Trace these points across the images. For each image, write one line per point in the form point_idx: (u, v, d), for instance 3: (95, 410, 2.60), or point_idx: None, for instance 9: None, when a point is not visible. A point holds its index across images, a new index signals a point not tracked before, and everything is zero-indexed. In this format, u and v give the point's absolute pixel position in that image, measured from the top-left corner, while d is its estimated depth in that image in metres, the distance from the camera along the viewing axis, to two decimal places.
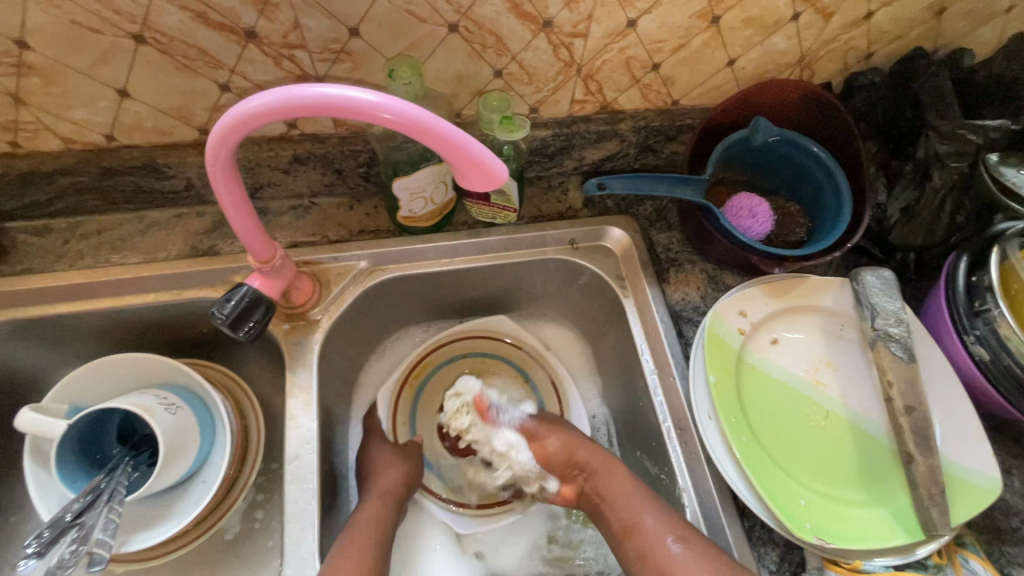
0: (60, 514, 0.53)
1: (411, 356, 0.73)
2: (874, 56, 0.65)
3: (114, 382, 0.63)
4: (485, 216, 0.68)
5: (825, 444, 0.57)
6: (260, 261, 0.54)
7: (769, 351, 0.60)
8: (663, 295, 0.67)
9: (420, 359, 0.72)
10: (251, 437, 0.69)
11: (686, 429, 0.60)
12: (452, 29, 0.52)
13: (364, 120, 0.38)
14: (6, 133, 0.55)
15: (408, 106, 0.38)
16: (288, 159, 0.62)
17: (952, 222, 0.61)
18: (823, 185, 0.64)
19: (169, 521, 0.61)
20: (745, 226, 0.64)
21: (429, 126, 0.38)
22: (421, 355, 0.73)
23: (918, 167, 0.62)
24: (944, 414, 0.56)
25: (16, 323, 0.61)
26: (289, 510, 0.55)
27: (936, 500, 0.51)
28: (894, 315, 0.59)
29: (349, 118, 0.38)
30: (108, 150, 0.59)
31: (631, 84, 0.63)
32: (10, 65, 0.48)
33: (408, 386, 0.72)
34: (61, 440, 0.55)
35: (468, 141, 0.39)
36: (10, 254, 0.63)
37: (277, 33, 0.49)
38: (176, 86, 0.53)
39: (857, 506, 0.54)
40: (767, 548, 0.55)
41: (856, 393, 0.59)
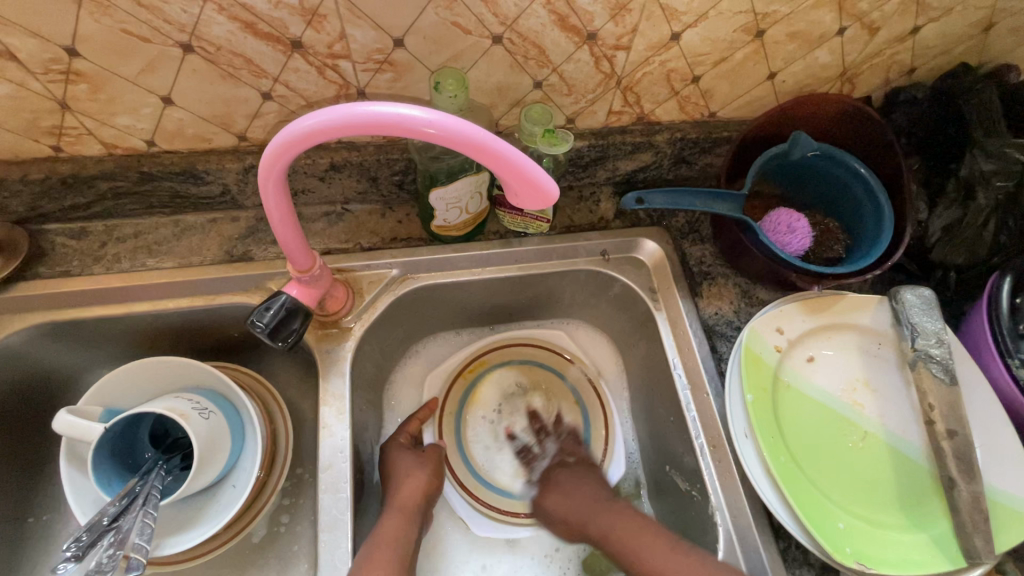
0: (97, 518, 0.54)
1: (467, 354, 0.75)
2: (917, 70, 0.64)
3: (148, 386, 0.64)
4: (517, 226, 0.67)
5: (863, 465, 0.56)
6: (300, 270, 0.54)
7: (805, 368, 0.60)
8: (696, 308, 0.67)
9: (474, 357, 0.75)
10: (280, 442, 0.69)
11: (720, 446, 0.60)
12: (496, 41, 0.52)
13: (420, 138, 0.38)
14: (50, 137, 0.55)
15: (464, 124, 0.38)
16: (325, 167, 0.62)
17: (995, 241, 0.60)
18: (863, 201, 0.63)
19: (201, 525, 0.61)
20: (783, 242, 0.63)
21: (484, 145, 0.38)
22: (477, 353, 0.75)
23: (962, 184, 0.61)
24: (986, 438, 0.55)
25: (53, 325, 0.61)
26: (323, 519, 0.55)
27: (979, 527, 0.50)
28: (935, 335, 0.58)
29: (404, 135, 0.38)
30: (148, 155, 0.59)
31: (669, 96, 0.62)
32: (59, 72, 0.49)
33: (461, 381, 0.73)
34: (98, 443, 0.56)
35: (523, 161, 0.38)
36: (48, 256, 0.63)
37: (323, 43, 0.49)
38: (220, 94, 0.53)
39: (897, 530, 0.53)
40: (802, 569, 0.55)
41: (895, 414, 0.58)
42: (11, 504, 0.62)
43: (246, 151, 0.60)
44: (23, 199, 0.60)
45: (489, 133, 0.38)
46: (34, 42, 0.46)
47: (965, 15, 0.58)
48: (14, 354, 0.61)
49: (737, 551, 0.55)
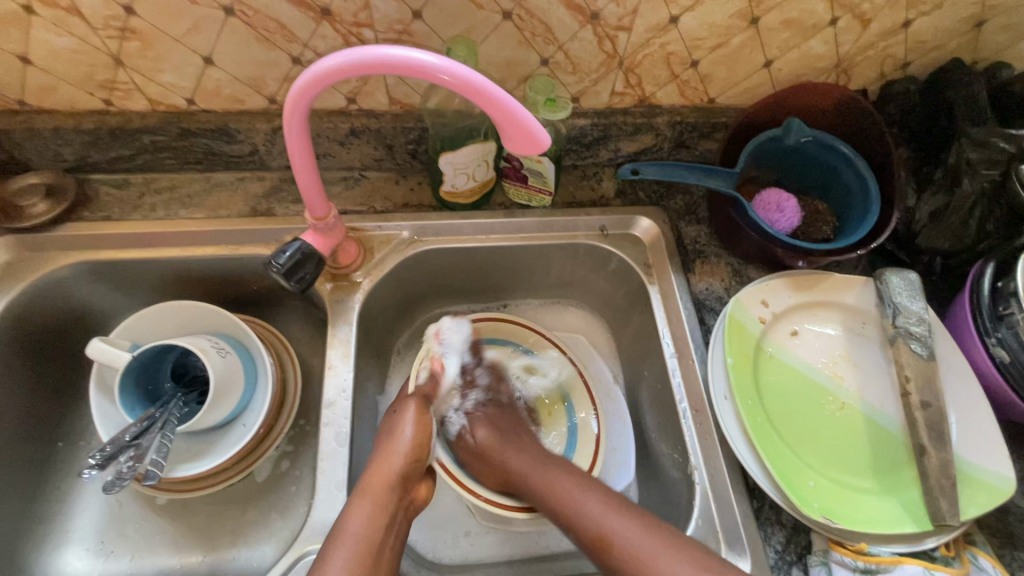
0: (120, 434, 0.59)
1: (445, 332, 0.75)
2: (910, 65, 0.66)
3: (169, 326, 0.69)
4: (522, 197, 0.73)
5: (840, 434, 0.58)
6: (316, 217, 0.58)
7: (789, 341, 0.62)
8: (687, 284, 0.70)
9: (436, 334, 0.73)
10: (288, 389, 0.73)
11: (702, 410, 0.62)
12: (506, 17, 0.57)
13: (432, 82, 0.43)
14: (103, 91, 0.61)
15: (469, 72, 0.42)
16: (346, 132, 0.67)
17: (981, 230, 0.62)
18: (853, 188, 0.66)
19: (212, 455, 0.67)
20: (772, 220, 0.66)
21: (485, 91, 0.42)
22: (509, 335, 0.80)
23: (949, 173, 0.63)
24: (961, 414, 0.57)
25: (93, 263, 0.67)
26: (323, 449, 0.59)
27: (947, 492, 0.52)
28: (917, 314, 0.60)
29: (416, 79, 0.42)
30: (187, 113, 0.65)
31: (669, 79, 0.66)
32: (117, 29, 0.55)
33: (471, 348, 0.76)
34: (124, 370, 0.61)
35: (520, 109, 0.42)
36: (92, 202, 0.70)
37: (349, 11, 0.55)
38: (255, 56, 0.59)
39: (867, 494, 0.55)
40: (774, 528, 0.56)
41: (873, 388, 0.60)
42: (43, 425, 0.68)
43: (275, 113, 0.66)
44: (73, 148, 0.66)
45: (490, 81, 0.42)
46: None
47: (955, 11, 0.61)
48: (58, 286, 0.67)
49: (711, 505, 0.57)
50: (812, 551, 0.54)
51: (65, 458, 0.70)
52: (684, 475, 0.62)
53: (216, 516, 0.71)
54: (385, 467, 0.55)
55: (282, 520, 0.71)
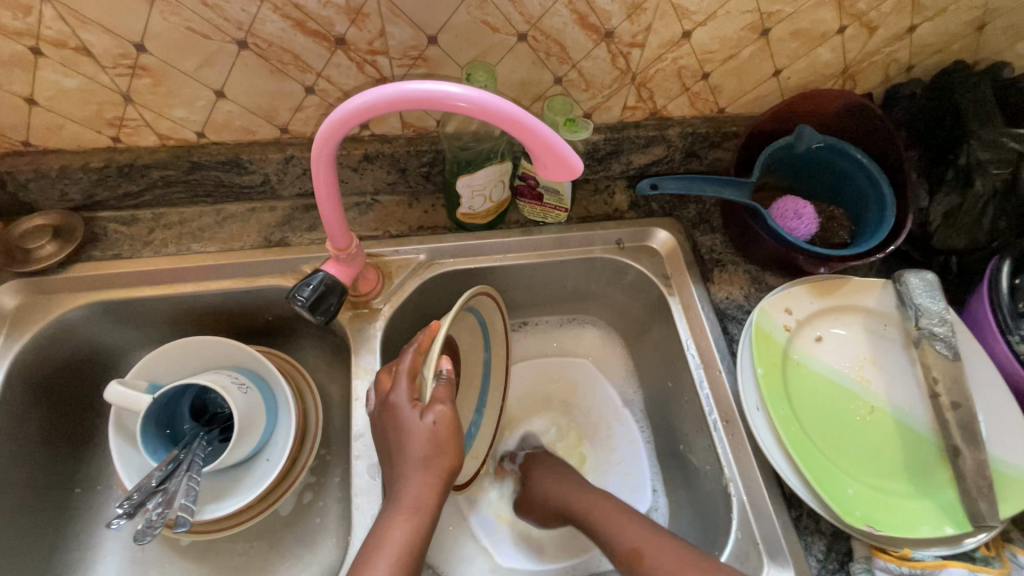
0: (145, 479, 0.57)
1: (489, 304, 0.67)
2: (915, 68, 0.67)
3: (187, 363, 0.68)
4: (536, 216, 0.72)
5: (871, 438, 0.58)
6: (338, 248, 0.58)
7: (814, 347, 0.63)
8: (708, 293, 0.70)
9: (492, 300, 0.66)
10: (310, 421, 0.72)
11: (732, 421, 0.62)
12: (521, 38, 0.57)
13: (465, 113, 0.42)
14: (111, 129, 0.60)
15: (503, 102, 0.41)
16: (359, 158, 0.67)
17: (993, 227, 0.63)
18: (867, 191, 0.66)
19: (238, 494, 0.65)
20: (791, 227, 0.66)
21: (519, 121, 0.41)
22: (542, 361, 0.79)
23: (960, 173, 0.64)
24: (990, 413, 0.57)
25: (106, 303, 0.66)
26: (356, 483, 0.58)
27: (984, 492, 0.53)
28: (939, 315, 0.60)
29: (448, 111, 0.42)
30: (198, 146, 0.64)
31: (681, 92, 0.66)
32: (127, 67, 0.54)
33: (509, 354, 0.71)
34: (145, 413, 0.60)
35: (555, 138, 0.42)
36: (101, 241, 0.68)
37: (364, 40, 0.54)
38: (268, 88, 0.58)
39: (904, 497, 0.55)
40: (814, 537, 0.56)
41: (901, 390, 0.61)
42: (60, 473, 0.66)
43: (287, 142, 0.65)
44: (81, 187, 0.65)
45: (523, 110, 0.41)
46: (108, 38, 0.51)
47: (958, 15, 0.62)
48: (71, 328, 0.65)
49: (750, 517, 0.57)
50: (854, 558, 0.55)
51: (84, 505, 0.68)
52: (718, 487, 0.62)
53: (243, 555, 0.69)
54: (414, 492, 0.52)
55: (311, 554, 0.70)
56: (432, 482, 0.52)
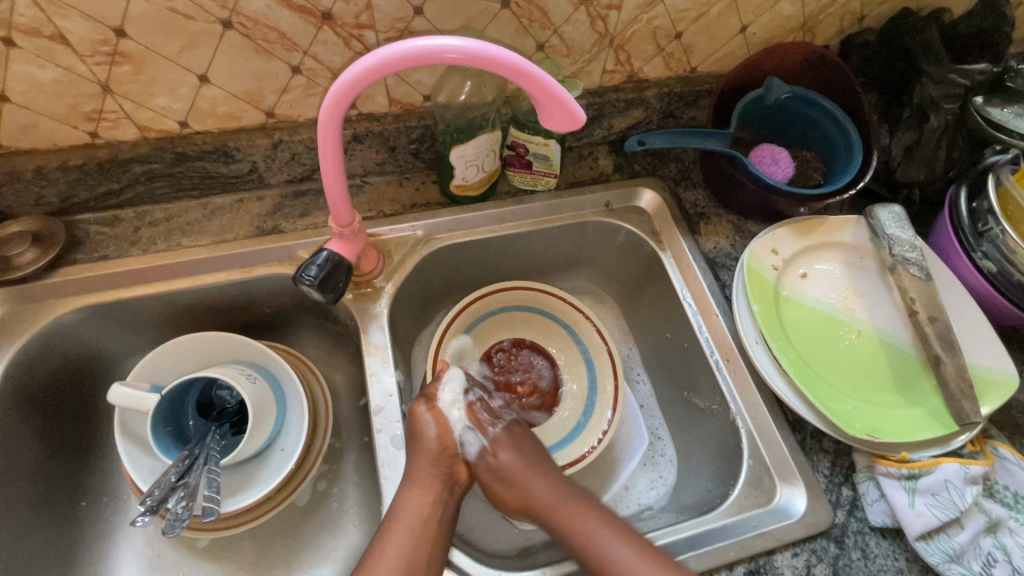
0: (164, 476, 0.56)
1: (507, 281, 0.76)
2: (866, 18, 0.72)
3: (189, 361, 0.66)
4: (527, 184, 0.74)
5: (861, 359, 0.63)
6: (341, 225, 0.58)
7: (800, 283, 0.67)
8: (697, 245, 0.73)
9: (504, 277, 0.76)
10: (320, 407, 0.72)
11: (733, 359, 0.66)
12: (504, 6, 0.58)
13: (476, 67, 0.43)
14: (90, 123, 0.58)
15: (510, 55, 0.43)
16: (348, 138, 0.67)
17: (949, 157, 0.69)
18: (833, 134, 0.71)
19: (256, 486, 0.65)
20: (769, 172, 0.70)
21: (526, 73, 0.43)
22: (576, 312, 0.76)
23: (916, 111, 0.69)
24: (962, 323, 0.62)
25: (98, 306, 0.63)
26: (381, 456, 0.59)
27: (966, 394, 0.58)
28: (909, 243, 0.66)
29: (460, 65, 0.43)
30: (181, 137, 0.62)
31: (656, 53, 0.69)
32: (105, 54, 0.52)
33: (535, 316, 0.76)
34: (153, 412, 0.58)
35: (561, 89, 0.44)
36: (84, 244, 0.66)
37: (350, 14, 0.54)
38: (254, 69, 0.57)
39: (896, 408, 0.60)
40: (819, 455, 0.60)
41: (882, 314, 0.65)
42: (65, 486, 0.64)
43: (274, 127, 0.64)
44: (59, 188, 0.62)
45: (528, 62, 0.43)
46: (85, 24, 0.50)
47: None
48: (62, 334, 0.63)
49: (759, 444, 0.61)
50: (857, 469, 0.59)
51: (92, 518, 0.65)
52: (727, 422, 0.65)
53: (265, 548, 0.68)
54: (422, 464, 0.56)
55: (334, 539, 0.70)
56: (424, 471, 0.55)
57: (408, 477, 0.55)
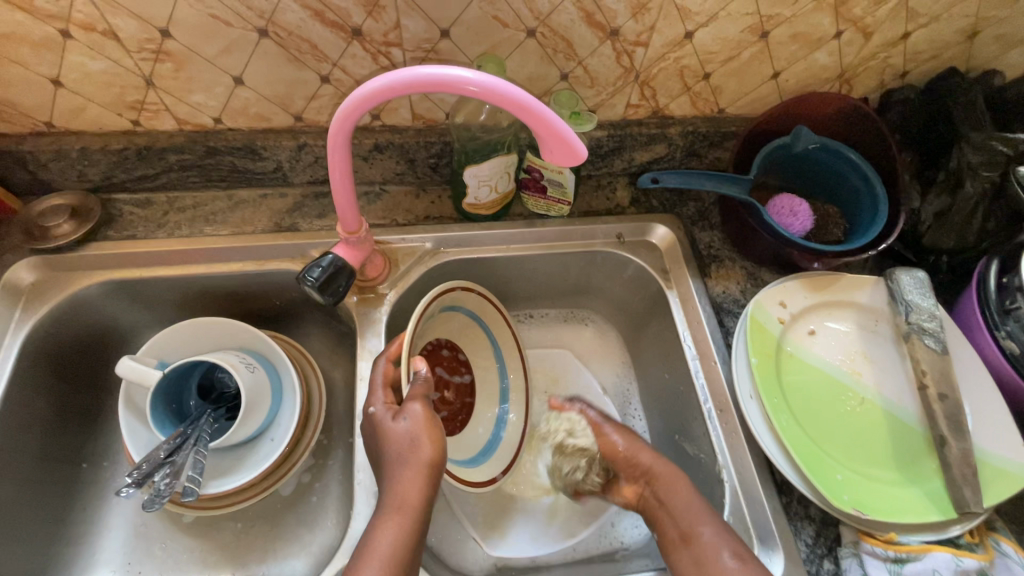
0: (154, 452, 0.59)
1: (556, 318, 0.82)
2: (909, 74, 0.70)
3: (197, 343, 0.70)
4: (540, 208, 0.74)
5: (862, 428, 0.60)
6: (348, 231, 0.60)
7: (807, 340, 0.64)
8: (705, 288, 0.72)
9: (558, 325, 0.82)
10: (314, 403, 0.73)
11: (726, 410, 0.64)
12: (530, 34, 0.59)
13: (481, 97, 0.44)
14: (132, 112, 0.62)
15: (515, 88, 0.43)
16: (369, 147, 0.69)
17: (983, 229, 0.65)
18: (860, 191, 0.69)
19: (241, 471, 0.67)
20: (786, 224, 0.68)
21: (530, 106, 0.43)
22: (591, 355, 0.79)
23: (951, 175, 0.66)
24: (976, 404, 0.59)
25: (119, 282, 0.67)
26: (359, 460, 0.60)
27: (969, 480, 0.54)
28: (928, 311, 0.62)
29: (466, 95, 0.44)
30: (214, 132, 0.66)
31: (682, 91, 0.69)
32: (151, 51, 0.56)
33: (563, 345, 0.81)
34: (155, 387, 0.61)
35: (563, 126, 0.44)
36: (116, 222, 0.70)
37: (379, 31, 0.56)
38: (285, 75, 0.60)
39: (892, 485, 0.57)
40: (803, 523, 0.58)
41: (891, 383, 0.62)
42: (70, 446, 0.68)
43: (301, 130, 0.67)
44: (99, 168, 0.67)
45: (533, 97, 0.44)
46: (134, 24, 0.53)
47: (950, 23, 0.64)
48: (85, 304, 0.67)
49: (742, 503, 0.59)
50: (842, 543, 0.56)
51: (91, 479, 0.69)
52: (713, 474, 0.63)
53: (244, 534, 0.70)
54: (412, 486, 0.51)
55: (311, 534, 0.71)
56: (422, 472, 0.51)
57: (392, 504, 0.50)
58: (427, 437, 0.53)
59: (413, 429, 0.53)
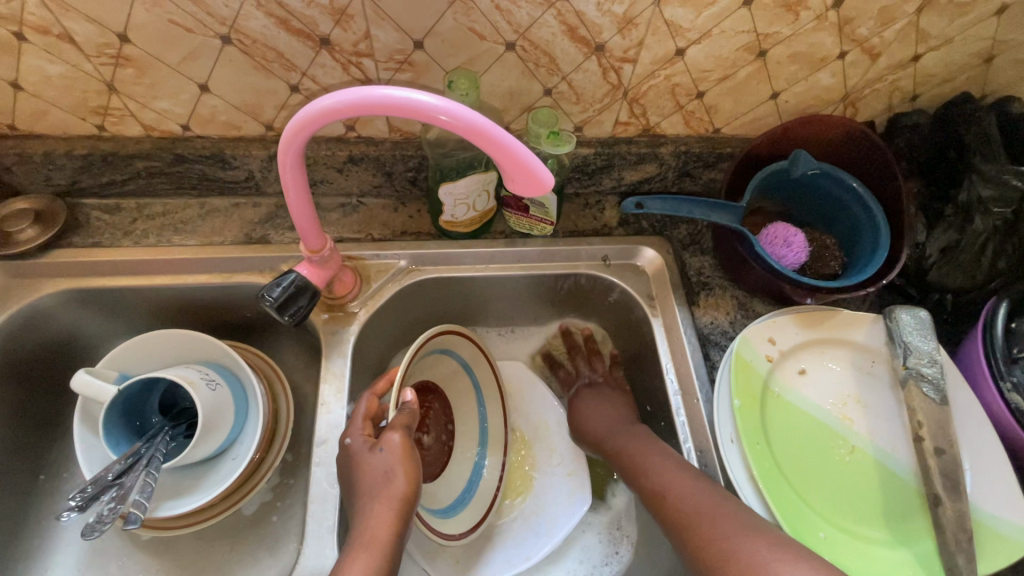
0: (102, 473, 0.56)
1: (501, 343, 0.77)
2: (919, 98, 0.65)
3: (161, 356, 0.67)
4: (522, 227, 0.71)
5: (849, 479, 0.56)
6: (311, 250, 0.57)
7: (795, 380, 0.60)
8: (692, 317, 0.68)
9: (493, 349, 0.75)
10: (280, 420, 0.71)
11: (707, 451, 0.60)
12: (509, 48, 0.56)
13: (453, 130, 0.41)
14: (96, 117, 0.60)
15: (491, 124, 0.40)
16: (343, 159, 0.66)
17: (993, 267, 0.61)
18: (861, 221, 0.64)
19: (197, 492, 0.64)
20: (779, 255, 0.64)
21: (505, 146, 0.40)
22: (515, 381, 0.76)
23: (959, 210, 0.62)
24: (975, 460, 0.55)
25: (81, 291, 0.65)
26: (314, 490, 0.57)
27: (963, 546, 0.51)
28: (928, 355, 0.58)
29: (438, 125, 0.41)
30: (182, 139, 0.63)
31: (674, 110, 0.65)
32: (110, 56, 0.53)
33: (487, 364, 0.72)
34: (110, 404, 0.59)
35: (537, 169, 0.41)
36: (83, 228, 0.68)
37: (349, 41, 0.54)
38: (252, 84, 0.57)
39: (879, 545, 0.53)
40: None
41: (884, 431, 0.58)
42: (27, 457, 0.66)
43: (272, 140, 0.64)
44: (65, 173, 0.65)
45: (508, 135, 0.41)
46: (91, 27, 0.51)
47: (965, 45, 0.60)
48: (46, 313, 0.65)
49: None
50: None
51: (48, 491, 0.68)
52: None
53: (203, 554, 0.68)
54: (383, 517, 0.50)
55: (271, 557, 0.68)
56: (394, 507, 0.51)
57: (360, 542, 0.49)
58: (403, 474, 0.52)
59: (389, 461, 0.53)
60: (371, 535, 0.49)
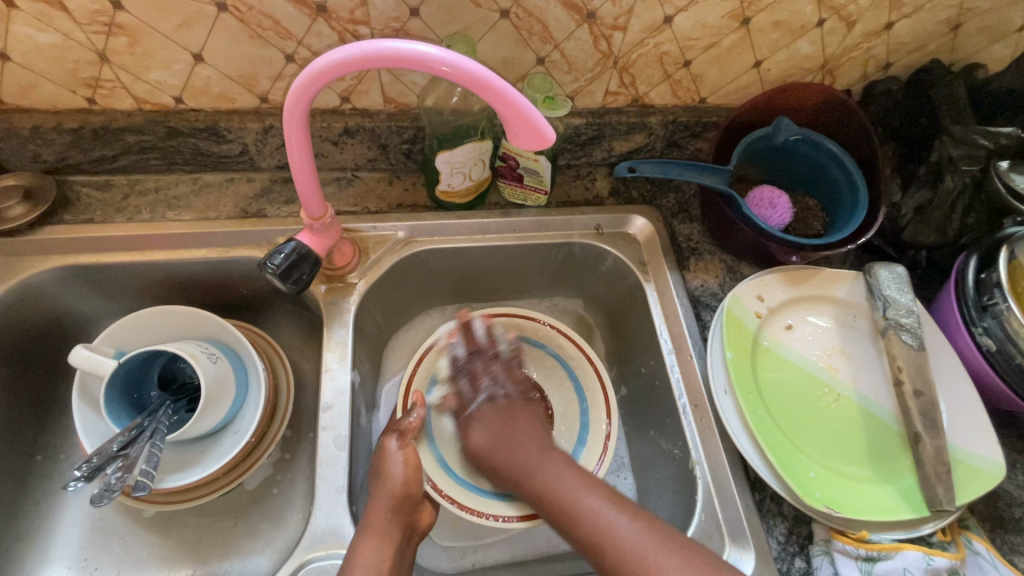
0: (106, 444, 0.56)
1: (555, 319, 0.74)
2: (892, 66, 0.69)
3: (158, 331, 0.67)
4: (516, 197, 0.72)
5: (835, 424, 0.59)
6: (313, 218, 0.58)
7: (783, 334, 0.63)
8: (683, 281, 0.71)
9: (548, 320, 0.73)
10: (281, 393, 0.71)
11: (701, 405, 0.63)
12: (503, 15, 0.57)
13: (456, 83, 0.42)
14: (87, 89, 0.59)
15: (494, 76, 0.42)
16: (339, 131, 0.66)
17: (963, 223, 0.65)
18: (840, 181, 0.68)
19: (200, 466, 0.64)
20: (765, 216, 0.67)
21: (509, 97, 0.42)
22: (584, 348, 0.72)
23: (932, 169, 0.65)
24: (951, 402, 0.58)
25: (73, 268, 0.65)
26: (321, 454, 0.58)
27: (942, 478, 0.54)
28: (906, 307, 0.61)
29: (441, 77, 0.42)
30: (175, 112, 0.63)
31: (662, 79, 0.67)
32: (103, 24, 0.53)
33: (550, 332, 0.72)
34: (110, 378, 0.58)
35: (539, 120, 0.43)
36: (74, 205, 0.68)
37: (345, 8, 0.54)
38: (247, 54, 0.57)
39: (866, 482, 0.56)
40: (776, 521, 0.57)
41: (867, 378, 0.62)
42: (24, 436, 0.66)
43: (266, 112, 0.64)
44: (54, 149, 0.64)
45: (511, 86, 0.42)
46: None
47: (935, 13, 0.63)
48: (39, 291, 0.64)
49: (714, 500, 0.57)
50: (814, 541, 0.55)
51: (46, 472, 0.67)
52: (684, 470, 0.62)
53: (206, 528, 0.67)
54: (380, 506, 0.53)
55: (275, 528, 0.68)
56: (386, 498, 0.53)
57: (365, 523, 0.52)
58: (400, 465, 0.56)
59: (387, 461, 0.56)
60: (375, 516, 0.52)
